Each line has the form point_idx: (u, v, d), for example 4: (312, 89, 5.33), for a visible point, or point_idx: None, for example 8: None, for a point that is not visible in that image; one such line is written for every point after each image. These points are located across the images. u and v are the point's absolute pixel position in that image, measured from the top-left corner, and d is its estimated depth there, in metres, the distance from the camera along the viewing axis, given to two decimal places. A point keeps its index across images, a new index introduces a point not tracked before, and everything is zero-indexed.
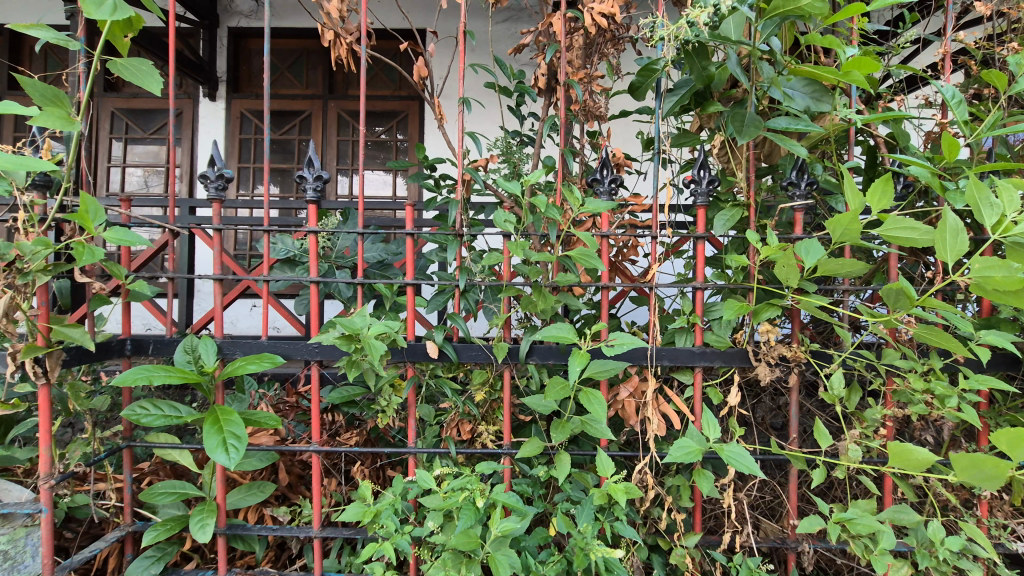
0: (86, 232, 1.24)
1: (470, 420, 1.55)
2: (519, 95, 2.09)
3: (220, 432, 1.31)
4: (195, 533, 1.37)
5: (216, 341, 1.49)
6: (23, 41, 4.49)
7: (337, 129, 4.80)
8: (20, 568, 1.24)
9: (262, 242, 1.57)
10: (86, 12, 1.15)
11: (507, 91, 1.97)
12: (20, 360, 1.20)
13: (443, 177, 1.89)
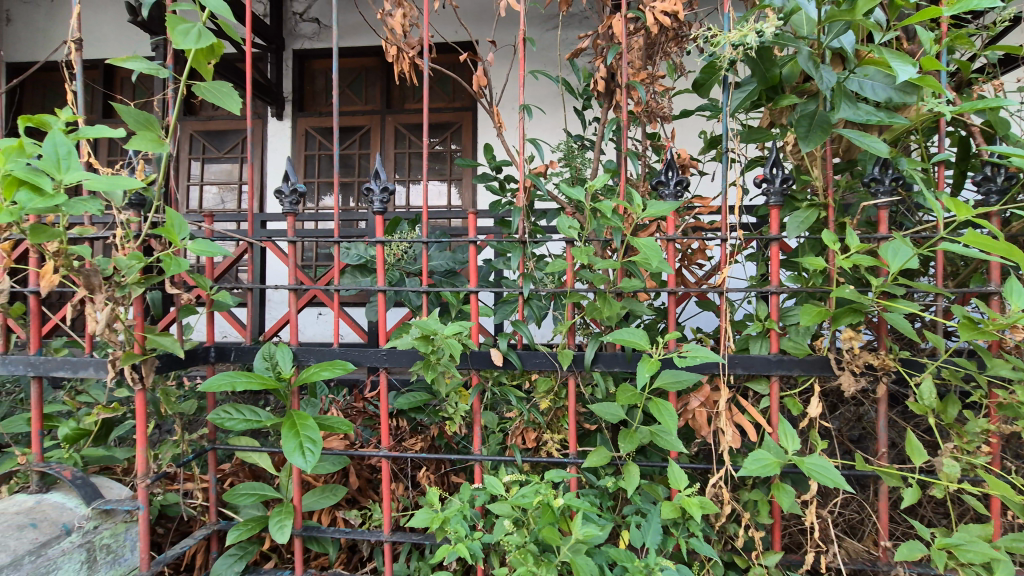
0: (173, 245, 1.32)
1: (535, 428, 1.54)
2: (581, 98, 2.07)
3: (296, 436, 1.36)
4: (274, 534, 1.43)
5: (292, 348, 1.56)
6: (116, 73, 4.90)
7: (394, 142, 4.95)
8: (121, 561, 1.33)
9: (332, 252, 1.62)
10: (173, 41, 1.24)
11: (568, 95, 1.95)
12: (120, 367, 1.29)
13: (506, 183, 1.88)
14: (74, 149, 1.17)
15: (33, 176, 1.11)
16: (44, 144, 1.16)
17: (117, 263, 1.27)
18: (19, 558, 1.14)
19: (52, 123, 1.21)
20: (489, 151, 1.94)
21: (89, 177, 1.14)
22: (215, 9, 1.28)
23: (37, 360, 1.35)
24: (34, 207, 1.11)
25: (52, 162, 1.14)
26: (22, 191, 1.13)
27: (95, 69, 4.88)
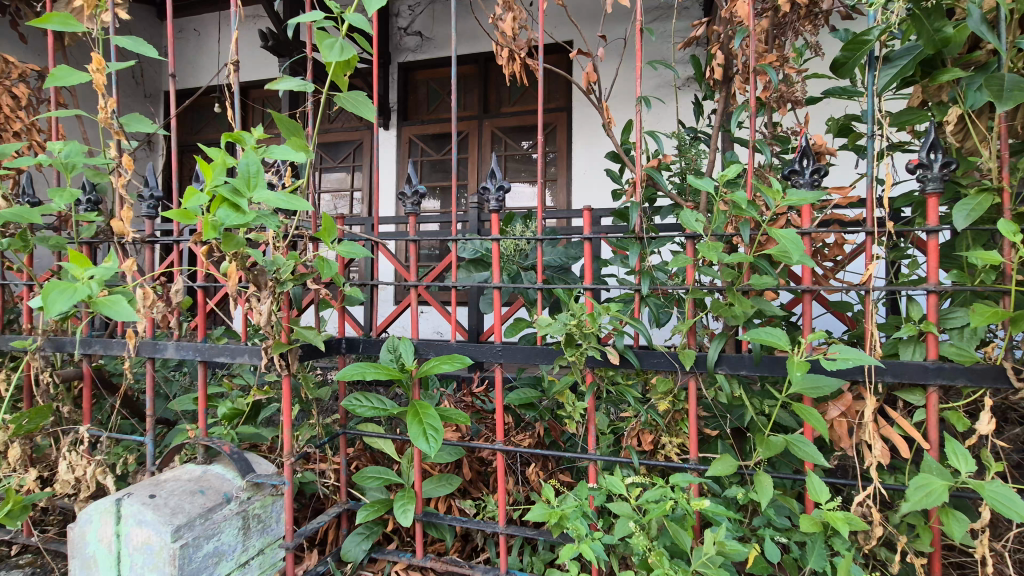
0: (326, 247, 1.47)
1: (652, 430, 1.49)
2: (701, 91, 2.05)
3: (420, 424, 1.43)
4: (398, 517, 1.52)
5: (413, 342, 1.64)
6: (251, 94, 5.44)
7: (491, 145, 5.06)
8: (268, 530, 1.48)
9: (450, 250, 1.69)
10: (320, 55, 1.35)
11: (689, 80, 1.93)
12: (271, 354, 1.43)
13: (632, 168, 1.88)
14: (261, 169, 1.30)
15: (232, 196, 1.28)
16: (239, 161, 1.30)
17: (265, 262, 1.39)
18: (193, 519, 1.29)
19: (243, 140, 1.35)
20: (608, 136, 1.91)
21: (270, 197, 1.27)
22: (355, 25, 1.38)
23: (203, 346, 1.52)
24: (232, 223, 1.29)
25: (245, 181, 1.29)
26: (223, 207, 1.31)
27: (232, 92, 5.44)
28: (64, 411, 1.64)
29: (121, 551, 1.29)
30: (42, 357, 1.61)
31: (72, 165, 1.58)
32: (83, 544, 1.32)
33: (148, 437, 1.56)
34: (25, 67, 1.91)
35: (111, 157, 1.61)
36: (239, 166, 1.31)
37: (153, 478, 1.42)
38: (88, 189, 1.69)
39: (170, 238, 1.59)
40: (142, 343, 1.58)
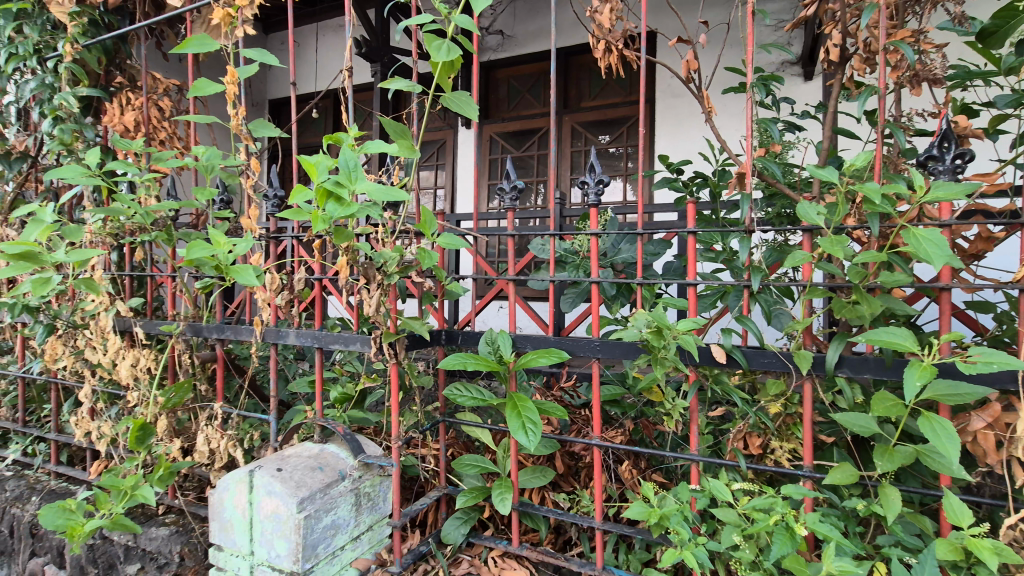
0: (426, 239, 1.48)
1: (761, 433, 1.42)
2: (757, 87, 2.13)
3: (519, 416, 1.46)
4: (496, 505, 1.56)
5: (511, 335, 1.67)
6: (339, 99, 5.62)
7: (571, 141, 5.02)
8: (377, 508, 1.58)
9: (549, 245, 1.69)
10: (429, 56, 1.39)
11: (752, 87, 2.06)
12: (381, 343, 1.51)
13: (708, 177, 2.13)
14: (360, 162, 1.33)
15: (335, 188, 1.32)
16: (340, 158, 1.35)
17: (375, 256, 1.46)
18: (314, 493, 1.40)
19: (345, 140, 1.40)
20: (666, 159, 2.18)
21: (370, 187, 1.30)
22: (463, 25, 1.41)
23: (320, 334, 1.64)
24: (337, 214, 1.32)
25: (346, 174, 1.33)
26: (329, 201, 1.35)
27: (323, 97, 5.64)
28: (202, 388, 1.83)
29: (253, 518, 1.42)
30: (184, 340, 1.80)
31: (212, 168, 1.75)
32: (221, 509, 1.47)
33: (271, 415, 1.71)
34: (166, 80, 2.12)
35: (242, 160, 1.77)
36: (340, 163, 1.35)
37: (279, 453, 1.55)
38: (221, 189, 1.87)
39: (291, 233, 1.72)
40: (267, 330, 1.73)
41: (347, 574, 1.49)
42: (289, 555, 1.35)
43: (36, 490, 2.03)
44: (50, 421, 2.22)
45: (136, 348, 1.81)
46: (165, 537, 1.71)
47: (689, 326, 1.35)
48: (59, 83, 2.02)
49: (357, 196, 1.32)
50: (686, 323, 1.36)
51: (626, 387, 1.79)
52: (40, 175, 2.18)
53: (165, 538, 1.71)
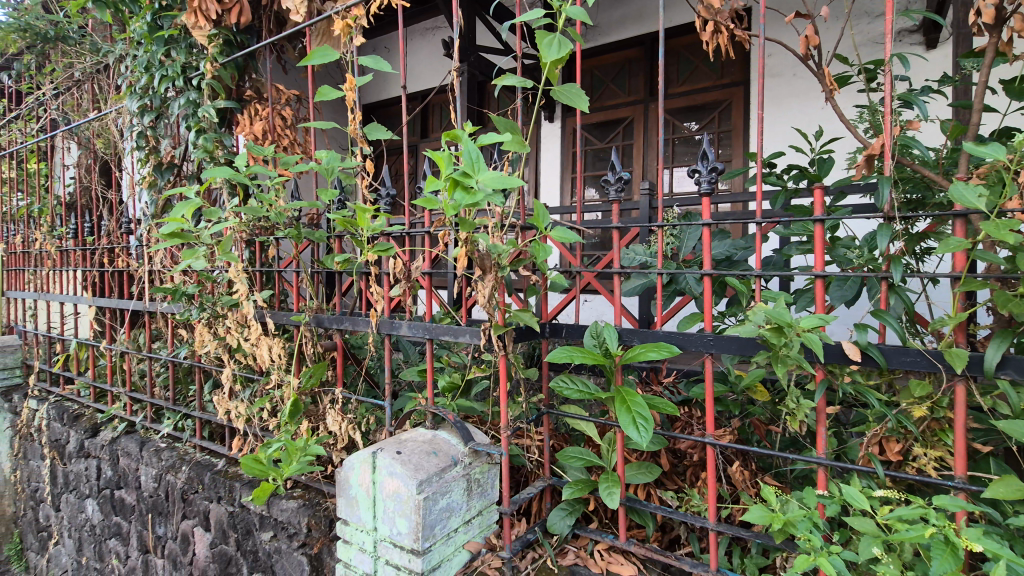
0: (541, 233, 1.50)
1: (900, 438, 1.30)
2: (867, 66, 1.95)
3: (629, 411, 1.44)
4: (604, 499, 1.54)
5: (618, 328, 1.63)
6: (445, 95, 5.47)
7: (658, 129, 4.86)
8: (487, 494, 1.63)
9: (655, 237, 1.58)
10: (540, 51, 1.39)
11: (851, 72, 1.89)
12: (490, 335, 1.55)
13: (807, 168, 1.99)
14: (482, 153, 1.36)
15: (462, 177, 1.36)
16: (462, 151, 1.39)
17: (487, 249, 1.48)
18: (431, 476, 1.47)
19: (465, 135, 1.43)
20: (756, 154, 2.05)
21: (490, 177, 1.33)
22: (576, 16, 1.40)
23: (431, 326, 1.72)
24: (464, 203, 1.38)
25: (470, 165, 1.36)
26: (456, 191, 1.40)
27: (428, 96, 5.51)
28: (325, 373, 1.98)
29: (376, 496, 1.52)
30: (309, 329, 1.96)
31: (333, 169, 1.88)
32: (347, 486, 1.59)
33: (386, 402, 1.82)
34: (287, 91, 2.30)
35: (358, 162, 1.90)
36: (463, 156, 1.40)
37: (396, 437, 1.64)
38: (339, 189, 2.00)
39: (402, 228, 1.81)
40: (382, 321, 1.83)
41: (461, 556, 1.56)
42: (410, 533, 1.43)
43: (185, 460, 2.31)
44: (194, 400, 2.51)
45: (269, 336, 2.00)
46: (295, 509, 1.88)
47: (818, 321, 1.25)
48: (201, 99, 2.26)
49: (482, 185, 1.36)
50: (813, 319, 1.26)
51: (731, 384, 1.71)
52: (184, 182, 2.46)
53: (294, 510, 1.88)
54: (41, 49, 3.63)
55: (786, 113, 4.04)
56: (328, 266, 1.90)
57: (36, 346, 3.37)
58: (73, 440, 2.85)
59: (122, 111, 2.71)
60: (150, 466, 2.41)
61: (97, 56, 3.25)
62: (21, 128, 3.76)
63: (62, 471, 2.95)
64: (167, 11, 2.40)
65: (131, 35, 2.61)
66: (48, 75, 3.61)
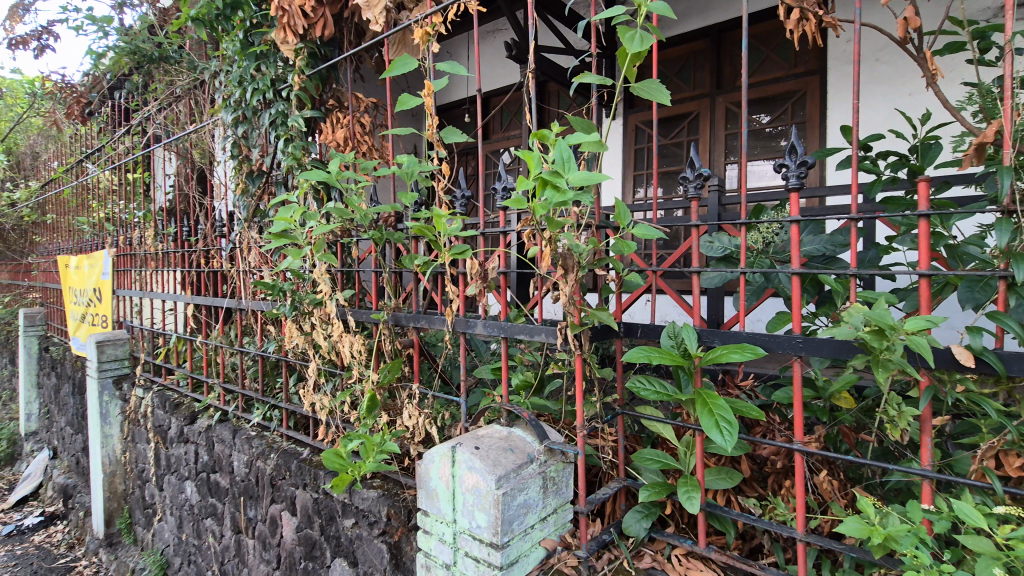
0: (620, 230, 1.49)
1: (1021, 452, 1.19)
2: (977, 43, 1.76)
3: (711, 414, 1.40)
4: (683, 503, 1.51)
5: (697, 328, 1.58)
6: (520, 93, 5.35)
7: (725, 123, 4.64)
8: (562, 493, 1.63)
9: (738, 236, 1.49)
10: (622, 47, 1.39)
11: (961, 44, 1.69)
12: (567, 334, 1.55)
13: (907, 154, 1.86)
14: (573, 153, 1.41)
15: (552, 177, 1.40)
16: (554, 152, 1.44)
17: (568, 249, 1.48)
18: (509, 472, 1.49)
19: (551, 135, 1.47)
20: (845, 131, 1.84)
21: (583, 175, 1.36)
22: (658, 11, 1.39)
23: (506, 325, 1.75)
24: (554, 201, 1.41)
25: (561, 164, 1.40)
26: (546, 190, 1.44)
27: (506, 93, 5.35)
28: (403, 369, 2.06)
29: (456, 489, 1.57)
30: (388, 327, 2.05)
31: (413, 172, 1.96)
32: (428, 478, 1.65)
33: (462, 398, 1.87)
34: (364, 98, 2.40)
35: (434, 165, 1.96)
36: (554, 157, 1.44)
37: (473, 432, 1.68)
38: (417, 192, 2.07)
39: (478, 229, 1.85)
40: (457, 320, 1.88)
41: (537, 552, 1.58)
42: (490, 527, 1.47)
43: (273, 448, 2.46)
44: (281, 392, 2.68)
45: (352, 332, 2.11)
46: (375, 498, 1.96)
47: (926, 323, 1.17)
48: (289, 110, 2.42)
49: (572, 184, 1.39)
50: (920, 319, 1.18)
51: (817, 389, 1.64)
52: (272, 188, 2.62)
53: (374, 500, 1.96)
54: (147, 69, 4.02)
55: (882, 99, 3.75)
56: (407, 266, 1.98)
57: (142, 339, 3.70)
58: (174, 426, 3.11)
59: (217, 122, 2.93)
60: (242, 453, 2.60)
61: (194, 74, 3.54)
62: (128, 141, 4.16)
63: (165, 454, 3.22)
64: (257, 28, 2.58)
65: (225, 52, 2.82)
66: (153, 92, 3.98)
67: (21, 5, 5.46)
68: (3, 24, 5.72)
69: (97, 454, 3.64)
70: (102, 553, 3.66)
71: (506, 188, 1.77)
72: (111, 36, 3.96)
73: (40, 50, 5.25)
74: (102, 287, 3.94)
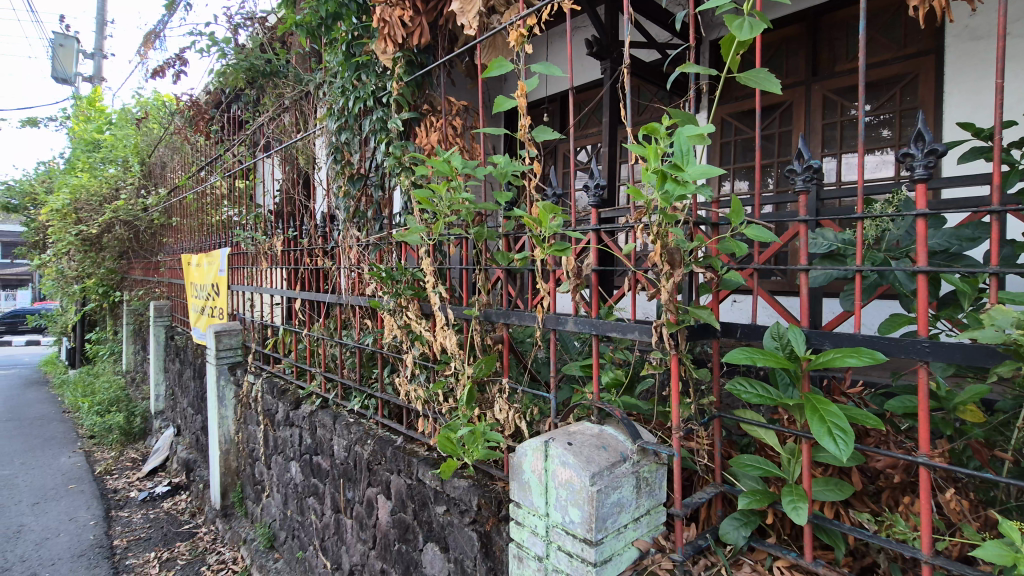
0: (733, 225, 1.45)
1: None
2: None
3: (824, 422, 1.32)
4: (789, 513, 1.42)
5: (805, 330, 1.48)
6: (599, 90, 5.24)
7: (822, 112, 4.30)
8: (655, 494, 1.60)
9: (853, 231, 1.37)
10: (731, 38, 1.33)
11: None
12: (663, 332, 1.52)
13: None
14: (695, 146, 1.41)
15: (674, 169, 1.40)
16: (672, 145, 1.44)
17: (676, 245, 1.46)
18: (602, 470, 1.49)
19: (663, 127, 1.47)
20: (971, 125, 1.76)
21: (709, 169, 1.37)
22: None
23: (598, 322, 1.74)
24: (675, 194, 1.41)
25: (682, 157, 1.41)
26: (664, 183, 1.44)
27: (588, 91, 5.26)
28: (495, 364, 2.12)
29: (549, 484, 1.59)
30: (478, 323, 2.11)
31: (506, 172, 2.00)
32: (521, 472, 1.69)
33: (552, 394, 1.89)
34: (455, 102, 2.49)
35: (526, 164, 1.99)
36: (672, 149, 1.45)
37: (565, 428, 1.69)
38: (509, 191, 2.12)
39: (571, 227, 1.85)
40: (547, 317, 1.90)
41: (631, 552, 1.57)
42: (584, 523, 1.47)
43: (370, 435, 2.62)
44: (376, 382, 2.84)
45: (446, 328, 2.20)
46: (465, 488, 2.03)
47: None
48: (389, 116, 2.57)
49: (693, 178, 1.40)
50: None
51: (939, 399, 1.50)
52: (370, 190, 2.79)
53: (465, 488, 2.03)
54: (260, 84, 4.41)
55: (1016, 78, 3.29)
56: (499, 263, 2.04)
57: (253, 331, 4.06)
58: (281, 410, 3.39)
59: (321, 130, 3.17)
60: (342, 438, 2.78)
61: (300, 87, 3.85)
62: (242, 151, 4.58)
63: (273, 436, 3.52)
64: (358, 40, 2.76)
65: (330, 64, 3.04)
66: (264, 105, 4.37)
67: (155, 33, 6.18)
68: (140, 51, 6.49)
69: (215, 433, 4.05)
70: (219, 522, 4.07)
71: (598, 186, 1.78)
72: (228, 56, 4.39)
73: (170, 73, 5.92)
74: (219, 283, 4.37)
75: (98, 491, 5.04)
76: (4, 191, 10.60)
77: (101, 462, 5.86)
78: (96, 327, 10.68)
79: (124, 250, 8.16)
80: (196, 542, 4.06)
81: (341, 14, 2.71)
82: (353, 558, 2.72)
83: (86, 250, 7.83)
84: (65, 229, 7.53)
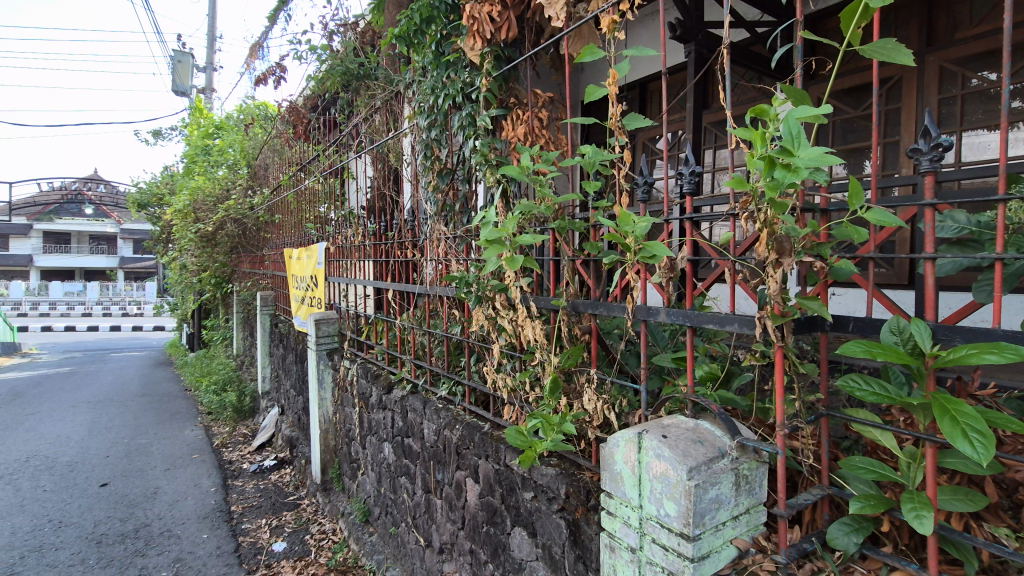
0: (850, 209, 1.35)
1: None
2: None
3: (956, 423, 1.20)
4: (911, 522, 1.30)
5: (931, 324, 1.35)
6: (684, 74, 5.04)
7: (938, 85, 3.84)
8: (756, 492, 1.54)
9: (995, 214, 1.22)
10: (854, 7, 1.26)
11: None
12: (765, 323, 1.44)
13: None
14: (806, 127, 1.33)
15: (781, 155, 1.33)
16: (782, 128, 1.37)
17: (786, 232, 1.39)
18: (699, 464, 1.45)
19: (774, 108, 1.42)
20: None
21: (823, 152, 1.28)
22: None
23: (692, 314, 1.68)
24: (784, 181, 1.33)
25: (792, 141, 1.34)
26: (772, 169, 1.37)
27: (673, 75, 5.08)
28: (584, 355, 2.12)
29: (642, 475, 1.58)
30: (566, 313, 2.12)
31: (595, 163, 1.98)
32: (613, 462, 1.69)
33: (642, 386, 1.86)
34: (542, 95, 2.50)
35: (616, 153, 1.96)
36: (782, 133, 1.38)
37: (658, 421, 1.67)
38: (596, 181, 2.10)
39: (665, 216, 1.80)
40: (638, 308, 1.87)
41: (729, 550, 1.52)
42: (681, 517, 1.45)
43: (459, 420, 2.72)
44: (463, 370, 2.94)
45: (533, 318, 2.24)
46: (553, 476, 2.06)
47: None
48: (477, 111, 2.64)
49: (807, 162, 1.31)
50: None
51: None
52: (458, 184, 2.89)
53: (553, 477, 2.06)
54: (354, 87, 4.66)
55: None
56: (588, 254, 2.02)
57: (349, 319, 4.34)
58: (375, 394, 3.60)
59: (411, 128, 3.31)
60: (432, 422, 2.92)
61: (390, 88, 4.04)
62: (337, 151, 4.89)
63: (368, 418, 3.75)
64: (448, 39, 2.86)
65: (419, 63, 3.16)
66: (358, 108, 4.62)
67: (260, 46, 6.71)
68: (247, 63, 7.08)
69: (316, 414, 4.39)
70: (320, 496, 4.41)
71: (693, 173, 1.72)
72: (325, 62, 4.69)
73: (272, 81, 6.42)
74: (318, 275, 4.71)
75: (216, 461, 5.62)
76: (136, 194, 12.01)
77: (218, 435, 6.53)
78: (209, 315, 11.85)
79: (235, 245, 8.98)
80: (300, 512, 4.43)
81: (431, 15, 2.81)
82: (443, 537, 2.85)
83: (203, 245, 8.72)
84: (186, 227, 8.41)
